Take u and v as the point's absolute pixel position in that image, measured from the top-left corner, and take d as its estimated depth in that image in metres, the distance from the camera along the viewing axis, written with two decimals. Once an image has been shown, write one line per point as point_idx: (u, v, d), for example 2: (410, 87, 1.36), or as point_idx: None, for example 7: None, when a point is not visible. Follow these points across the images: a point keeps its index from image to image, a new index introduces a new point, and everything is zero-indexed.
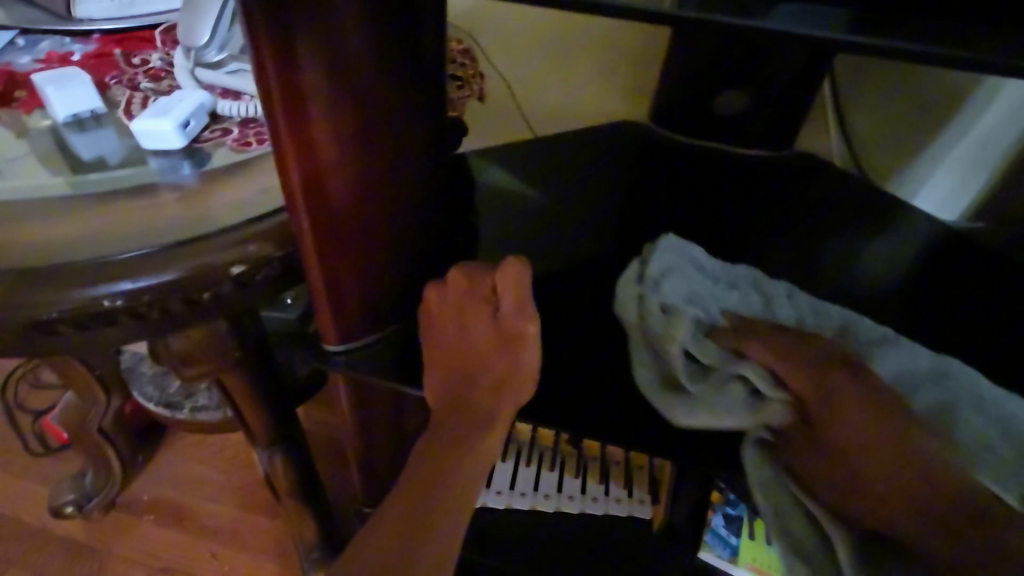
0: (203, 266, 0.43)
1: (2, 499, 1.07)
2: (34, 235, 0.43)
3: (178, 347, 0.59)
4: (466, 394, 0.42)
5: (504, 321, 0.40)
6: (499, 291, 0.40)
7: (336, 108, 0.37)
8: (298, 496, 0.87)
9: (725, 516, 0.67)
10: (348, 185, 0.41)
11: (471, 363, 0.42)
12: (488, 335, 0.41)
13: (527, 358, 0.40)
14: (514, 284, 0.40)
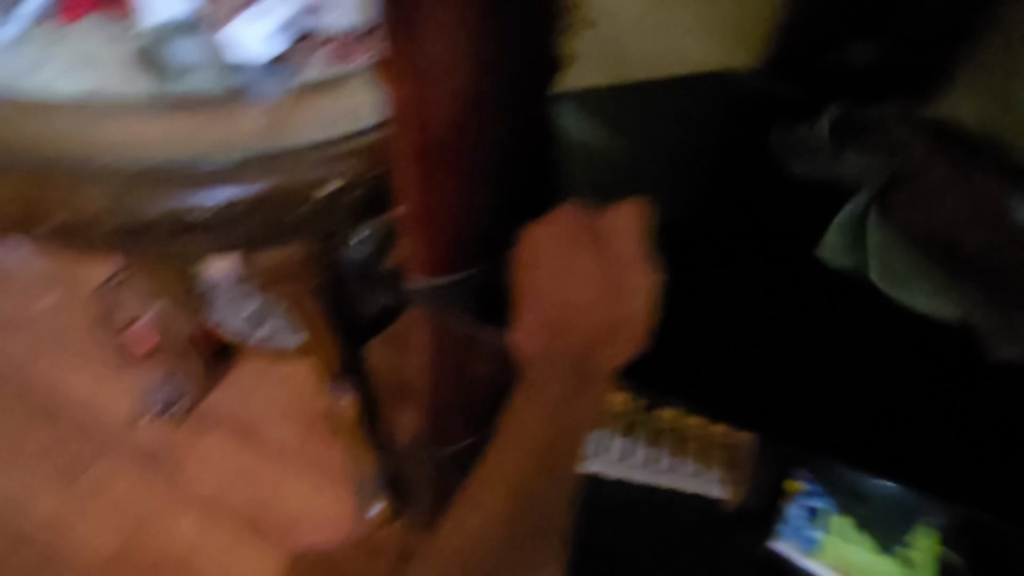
0: (292, 184, 0.43)
1: (95, 394, 1.16)
2: (125, 137, 0.42)
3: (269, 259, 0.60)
4: None
5: None
6: (617, 235, 0.44)
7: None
8: (361, 425, 0.89)
9: (804, 507, 0.65)
10: (454, 93, 0.37)
11: None
12: None
13: None
14: (633, 229, 0.43)
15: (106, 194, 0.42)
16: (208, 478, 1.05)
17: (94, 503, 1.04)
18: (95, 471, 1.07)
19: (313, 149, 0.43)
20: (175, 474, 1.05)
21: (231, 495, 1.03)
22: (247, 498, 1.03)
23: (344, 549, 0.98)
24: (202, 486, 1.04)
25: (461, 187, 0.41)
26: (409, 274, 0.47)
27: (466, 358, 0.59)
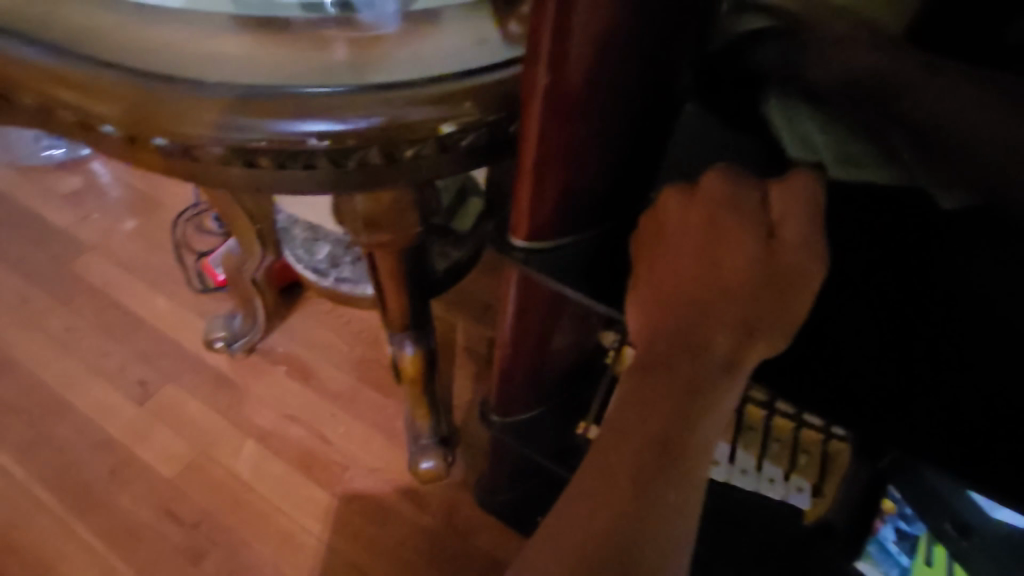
0: (413, 118, 0.39)
1: (167, 322, 1.20)
2: (236, 56, 0.41)
3: (362, 208, 0.55)
4: (708, 332, 0.38)
5: (783, 253, 0.37)
6: (780, 215, 0.38)
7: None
8: (421, 382, 0.89)
9: (897, 530, 0.58)
10: (595, 38, 0.34)
11: (723, 294, 0.38)
12: (755, 267, 0.37)
13: (797, 299, 0.37)
14: (801, 209, 0.38)
15: (210, 118, 0.39)
16: (269, 413, 1.08)
17: (158, 425, 1.07)
18: (164, 395, 1.10)
19: (434, 84, 0.39)
20: (237, 406, 1.09)
21: (289, 433, 1.06)
22: (304, 437, 1.05)
23: (393, 499, 0.99)
24: (262, 421, 1.07)
25: (584, 138, 0.39)
26: (509, 232, 0.46)
27: (548, 326, 0.56)
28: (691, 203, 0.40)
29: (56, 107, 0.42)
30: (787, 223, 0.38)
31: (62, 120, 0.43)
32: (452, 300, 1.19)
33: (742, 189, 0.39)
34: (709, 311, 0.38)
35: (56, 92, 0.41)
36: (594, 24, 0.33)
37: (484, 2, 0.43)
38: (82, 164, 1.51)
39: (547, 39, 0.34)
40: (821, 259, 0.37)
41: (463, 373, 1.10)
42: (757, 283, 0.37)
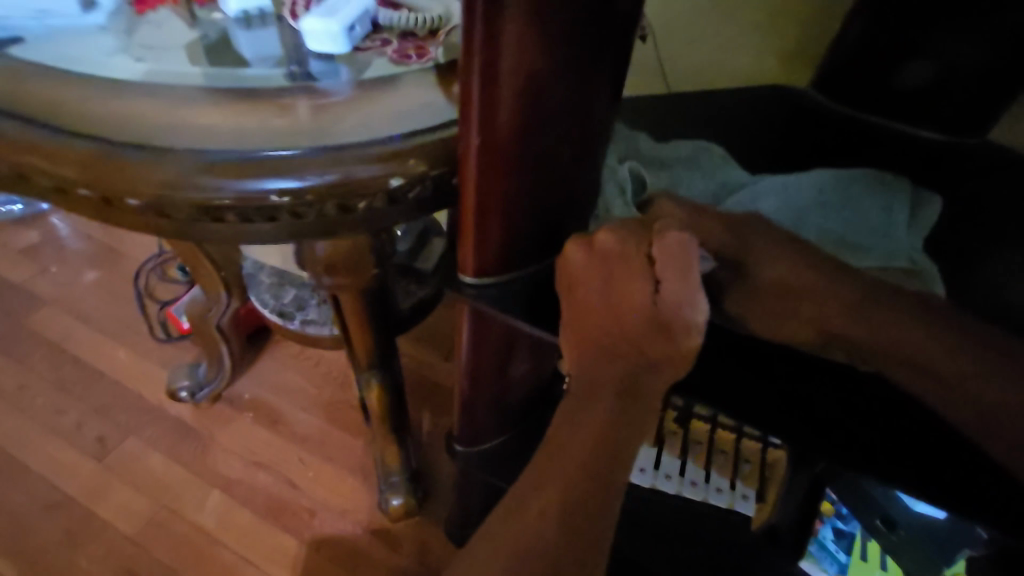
0: (366, 175, 0.43)
1: (128, 374, 1.19)
2: (203, 121, 0.44)
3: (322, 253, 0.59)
4: (607, 368, 0.44)
5: (663, 305, 0.41)
6: (660, 269, 0.41)
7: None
8: (388, 421, 0.90)
9: (835, 530, 0.62)
10: (519, 101, 0.39)
11: (614, 340, 0.43)
12: (641, 316, 0.42)
13: (684, 342, 0.41)
14: (679, 263, 0.40)
15: (179, 180, 0.42)
16: (236, 462, 1.07)
17: (119, 481, 1.04)
18: (125, 449, 1.08)
19: (386, 143, 0.44)
20: (202, 457, 1.07)
21: (255, 481, 1.05)
22: (272, 484, 1.04)
23: (365, 541, 0.98)
24: (228, 470, 1.06)
25: (521, 186, 0.43)
26: (458, 271, 0.50)
27: (505, 357, 0.59)
28: (591, 257, 0.44)
29: (37, 174, 0.45)
30: (664, 284, 0.40)
31: (40, 183, 0.46)
32: (418, 339, 1.22)
33: (628, 244, 0.43)
34: (616, 356, 0.43)
35: (35, 160, 0.44)
36: (518, 86, 0.38)
37: (431, 67, 0.48)
38: (40, 218, 1.49)
39: (478, 102, 0.39)
40: (700, 308, 0.40)
41: (431, 410, 1.12)
42: (644, 327, 0.42)
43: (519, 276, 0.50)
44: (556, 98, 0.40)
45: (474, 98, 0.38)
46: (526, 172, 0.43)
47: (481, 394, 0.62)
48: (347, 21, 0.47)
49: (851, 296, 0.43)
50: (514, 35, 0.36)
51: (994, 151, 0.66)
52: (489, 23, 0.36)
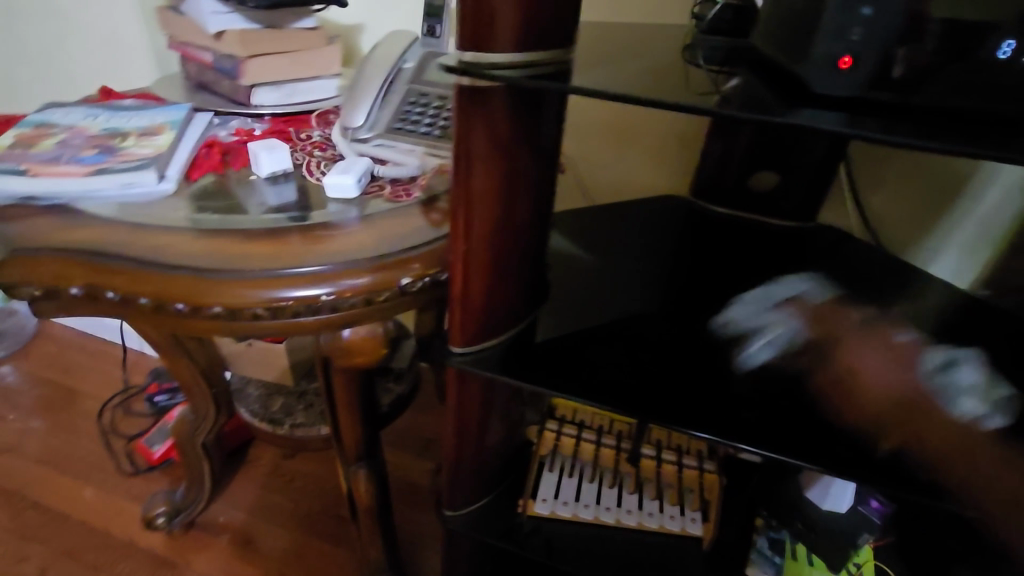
0: (387, 276, 0.57)
1: (94, 511, 1.17)
2: (254, 247, 0.57)
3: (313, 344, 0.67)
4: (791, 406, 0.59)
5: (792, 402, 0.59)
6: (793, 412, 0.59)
7: (494, 161, 0.53)
8: (373, 515, 0.96)
9: (770, 539, 0.74)
10: (493, 220, 0.56)
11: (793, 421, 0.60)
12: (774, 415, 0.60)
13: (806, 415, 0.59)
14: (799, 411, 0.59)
15: (240, 289, 0.54)
16: None
17: None
18: None
19: (400, 253, 0.59)
20: None
21: None
22: None
23: None
24: None
25: (490, 279, 0.59)
26: (447, 345, 0.64)
27: (485, 419, 0.70)
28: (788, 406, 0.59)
29: (102, 293, 0.55)
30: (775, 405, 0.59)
31: (103, 301, 0.56)
32: (392, 442, 1.29)
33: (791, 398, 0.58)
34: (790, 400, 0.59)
35: (106, 282, 0.55)
36: (490, 211, 0.55)
37: (417, 202, 0.66)
38: None
39: (462, 227, 0.55)
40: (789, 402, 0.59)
41: (406, 510, 1.17)
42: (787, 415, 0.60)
43: (493, 347, 0.66)
44: (511, 215, 0.58)
45: (460, 221, 0.54)
46: (497, 268, 0.59)
47: (466, 462, 0.72)
48: (357, 175, 0.65)
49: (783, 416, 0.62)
50: (481, 185, 0.53)
51: (822, 229, 0.93)
52: (467, 178, 0.52)
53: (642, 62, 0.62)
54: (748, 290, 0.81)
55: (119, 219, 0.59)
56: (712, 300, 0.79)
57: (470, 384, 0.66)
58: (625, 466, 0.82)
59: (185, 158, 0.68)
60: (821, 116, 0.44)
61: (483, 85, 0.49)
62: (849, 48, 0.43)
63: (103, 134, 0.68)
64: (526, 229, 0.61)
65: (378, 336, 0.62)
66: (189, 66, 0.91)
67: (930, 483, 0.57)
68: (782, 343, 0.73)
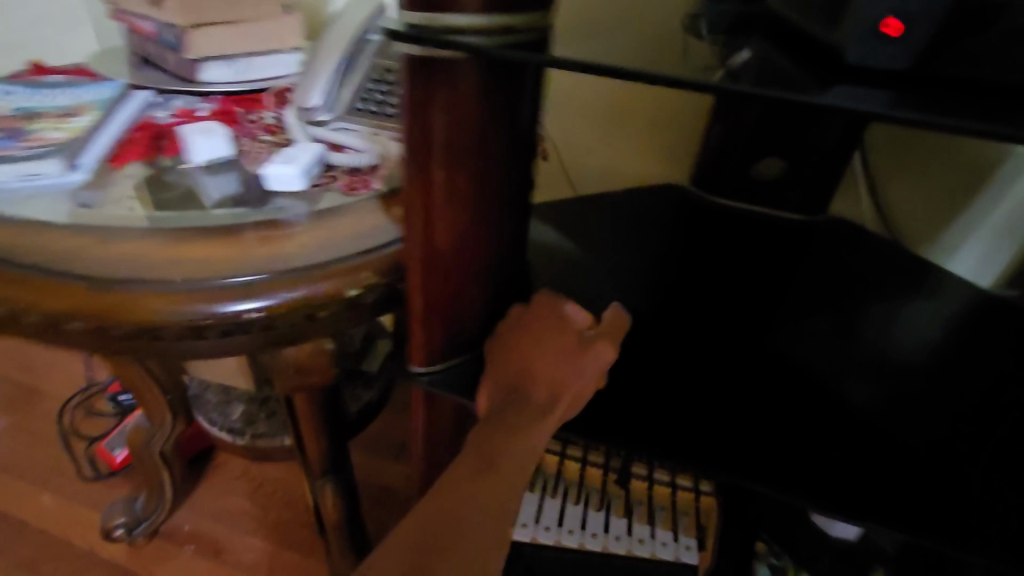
0: (326, 289, 0.49)
1: (51, 519, 1.10)
2: (173, 253, 0.48)
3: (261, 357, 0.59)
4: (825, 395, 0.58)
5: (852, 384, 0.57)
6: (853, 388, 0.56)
7: (456, 148, 0.44)
8: (342, 530, 0.89)
9: (772, 568, 0.70)
10: (454, 223, 0.47)
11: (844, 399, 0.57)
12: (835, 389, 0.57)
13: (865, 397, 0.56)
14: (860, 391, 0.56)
15: (154, 303, 0.46)
16: None
17: None
18: None
19: (349, 259, 0.50)
20: None
21: None
22: None
23: None
24: None
25: (457, 287, 0.51)
26: (409, 362, 0.55)
27: (457, 439, 0.63)
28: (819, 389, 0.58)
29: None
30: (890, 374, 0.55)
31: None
32: (368, 444, 1.22)
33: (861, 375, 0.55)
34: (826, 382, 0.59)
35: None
36: (449, 206, 0.46)
37: (375, 196, 0.57)
38: None
39: (420, 226, 0.47)
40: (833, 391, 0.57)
41: (381, 518, 1.10)
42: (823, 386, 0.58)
43: (466, 356, 0.55)
44: (481, 212, 0.49)
45: (416, 222, 0.46)
46: (467, 277, 0.51)
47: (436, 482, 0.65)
48: (304, 165, 0.56)
49: (773, 422, 0.57)
50: (441, 176, 0.45)
51: (836, 224, 0.85)
52: (423, 168, 0.44)
53: (635, 33, 0.53)
54: (744, 288, 0.73)
55: (16, 216, 0.50)
56: (705, 301, 0.71)
57: (436, 400, 0.58)
58: (613, 487, 0.74)
59: (108, 144, 0.59)
60: (854, 94, 0.35)
61: (437, 56, 0.40)
62: (896, 8, 0.33)
63: (13, 115, 0.59)
64: (503, 227, 0.52)
65: (326, 351, 0.54)
66: (131, 38, 0.82)
67: (945, 519, 0.50)
68: (781, 348, 0.66)
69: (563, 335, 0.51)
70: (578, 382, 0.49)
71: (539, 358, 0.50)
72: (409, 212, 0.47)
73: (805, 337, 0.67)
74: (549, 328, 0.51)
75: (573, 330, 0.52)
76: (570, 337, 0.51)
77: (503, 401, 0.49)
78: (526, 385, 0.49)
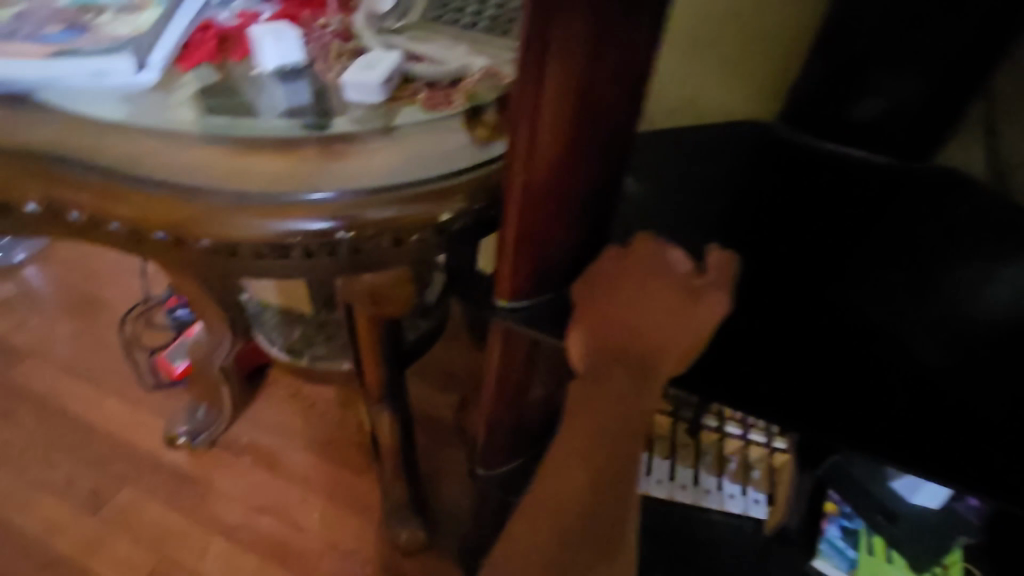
0: (415, 213, 0.45)
1: (119, 423, 1.16)
2: (253, 167, 0.45)
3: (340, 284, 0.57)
4: None
5: None
6: None
7: (582, 58, 0.37)
8: (397, 453, 0.90)
9: (841, 528, 0.64)
10: (566, 148, 0.41)
11: None
12: None
13: None
14: None
15: (233, 217, 0.43)
16: (236, 507, 1.05)
17: (117, 534, 1.02)
18: (121, 500, 1.05)
19: (437, 182, 0.46)
20: (202, 504, 1.05)
21: (260, 524, 1.03)
22: (275, 526, 1.02)
23: None
24: (231, 516, 1.03)
25: (560, 220, 0.46)
26: (493, 297, 0.51)
27: (527, 375, 0.60)
28: None
29: (70, 212, 0.45)
30: None
31: (74, 221, 0.46)
32: (418, 373, 1.23)
33: None
34: None
35: (72, 197, 0.44)
36: (560, 128, 0.40)
37: (458, 115, 0.52)
38: (16, 270, 1.44)
39: (524, 143, 0.41)
40: None
41: (430, 443, 1.12)
42: None
43: (555, 294, 0.51)
44: (591, 134, 0.41)
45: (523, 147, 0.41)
46: (570, 212, 0.45)
47: (504, 415, 0.64)
48: (382, 76, 0.51)
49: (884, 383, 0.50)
50: (555, 91, 0.39)
51: None
52: (536, 79, 0.38)
53: None
54: (857, 202, 0.50)
55: (92, 117, 0.48)
56: (781, 230, 0.52)
57: (515, 336, 0.55)
58: (682, 436, 0.72)
59: (175, 42, 0.54)
60: None
61: None
62: None
63: (73, 6, 0.55)
64: (624, 161, 0.45)
65: (407, 280, 0.51)
66: None
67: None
68: (873, 298, 0.49)
69: (668, 286, 0.42)
70: (684, 337, 0.42)
71: (643, 305, 0.42)
72: (514, 128, 0.42)
73: (931, 281, 0.47)
74: (652, 275, 0.43)
75: (677, 277, 0.42)
76: (676, 287, 0.42)
77: (606, 354, 0.43)
78: (631, 345, 0.43)
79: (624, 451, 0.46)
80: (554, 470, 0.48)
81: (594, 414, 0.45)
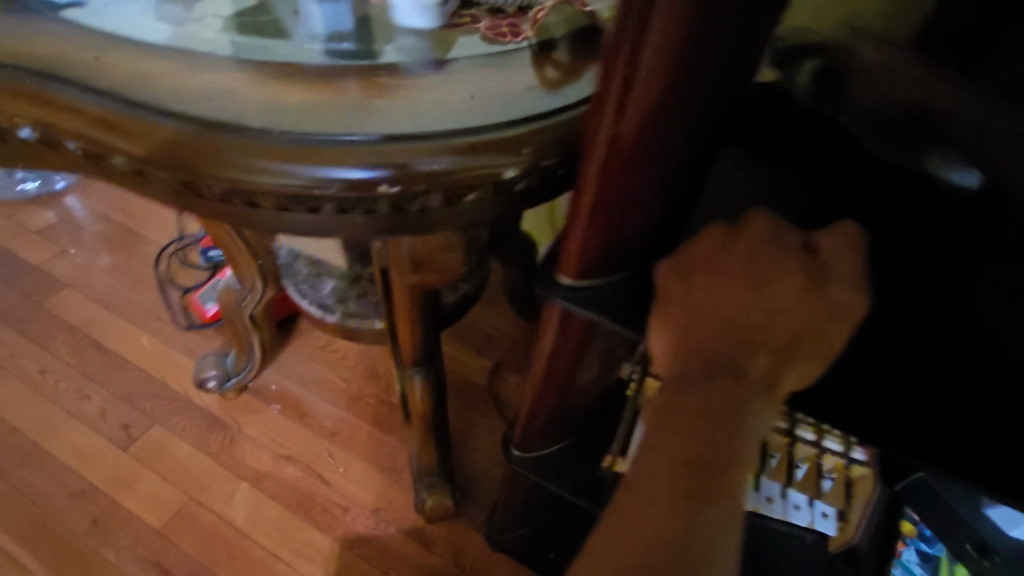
0: (469, 167, 0.37)
1: (152, 361, 1.15)
2: (280, 99, 0.38)
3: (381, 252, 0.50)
4: None
5: None
6: None
7: None
8: (428, 418, 0.85)
9: (919, 552, 0.59)
10: (673, 97, 0.32)
11: None
12: None
13: None
14: None
15: (253, 157, 0.36)
16: (263, 455, 1.03)
17: (146, 471, 1.01)
18: (152, 438, 1.05)
19: (500, 129, 0.38)
20: (230, 449, 1.04)
21: (285, 474, 1.01)
22: (300, 478, 1.01)
23: (399, 541, 0.95)
24: (257, 463, 1.02)
25: (647, 189, 0.37)
26: (554, 271, 0.44)
27: (578, 359, 0.53)
28: None
29: (67, 141, 0.39)
30: None
31: (72, 152, 0.40)
32: (452, 333, 1.18)
33: None
34: None
35: (69, 123, 0.38)
36: (668, 69, 0.31)
37: (526, 48, 0.43)
38: (55, 198, 1.43)
39: (621, 83, 0.32)
40: None
41: (460, 407, 1.08)
42: None
43: (628, 273, 0.43)
44: (707, 78, 0.32)
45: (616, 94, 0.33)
46: (662, 176, 0.37)
47: (548, 399, 0.58)
48: None
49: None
50: (670, 19, 0.29)
51: None
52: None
53: None
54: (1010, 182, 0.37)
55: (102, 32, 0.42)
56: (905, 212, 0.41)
57: (573, 321, 0.49)
58: None
59: None
60: None
61: None
62: None
63: None
64: (732, 117, 0.36)
65: (453, 246, 0.45)
66: None
67: None
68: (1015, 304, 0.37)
69: (788, 279, 0.34)
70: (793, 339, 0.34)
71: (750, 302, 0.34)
72: (609, 63, 0.33)
73: None
74: (769, 260, 0.35)
75: (799, 269, 0.34)
76: (798, 276, 0.34)
77: (701, 359, 0.36)
78: (737, 349, 0.35)
79: (725, 484, 0.35)
80: (637, 501, 0.36)
81: (691, 428, 0.35)
